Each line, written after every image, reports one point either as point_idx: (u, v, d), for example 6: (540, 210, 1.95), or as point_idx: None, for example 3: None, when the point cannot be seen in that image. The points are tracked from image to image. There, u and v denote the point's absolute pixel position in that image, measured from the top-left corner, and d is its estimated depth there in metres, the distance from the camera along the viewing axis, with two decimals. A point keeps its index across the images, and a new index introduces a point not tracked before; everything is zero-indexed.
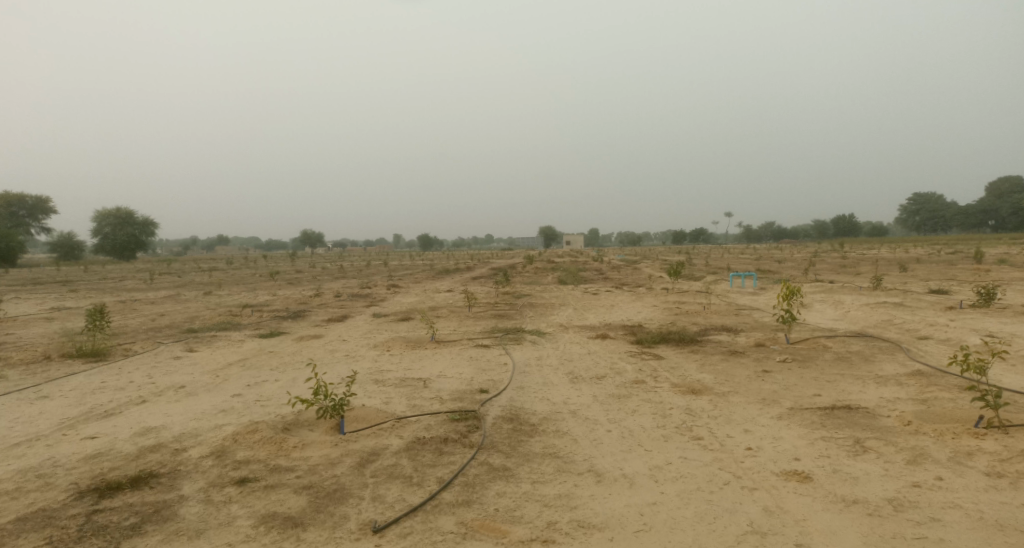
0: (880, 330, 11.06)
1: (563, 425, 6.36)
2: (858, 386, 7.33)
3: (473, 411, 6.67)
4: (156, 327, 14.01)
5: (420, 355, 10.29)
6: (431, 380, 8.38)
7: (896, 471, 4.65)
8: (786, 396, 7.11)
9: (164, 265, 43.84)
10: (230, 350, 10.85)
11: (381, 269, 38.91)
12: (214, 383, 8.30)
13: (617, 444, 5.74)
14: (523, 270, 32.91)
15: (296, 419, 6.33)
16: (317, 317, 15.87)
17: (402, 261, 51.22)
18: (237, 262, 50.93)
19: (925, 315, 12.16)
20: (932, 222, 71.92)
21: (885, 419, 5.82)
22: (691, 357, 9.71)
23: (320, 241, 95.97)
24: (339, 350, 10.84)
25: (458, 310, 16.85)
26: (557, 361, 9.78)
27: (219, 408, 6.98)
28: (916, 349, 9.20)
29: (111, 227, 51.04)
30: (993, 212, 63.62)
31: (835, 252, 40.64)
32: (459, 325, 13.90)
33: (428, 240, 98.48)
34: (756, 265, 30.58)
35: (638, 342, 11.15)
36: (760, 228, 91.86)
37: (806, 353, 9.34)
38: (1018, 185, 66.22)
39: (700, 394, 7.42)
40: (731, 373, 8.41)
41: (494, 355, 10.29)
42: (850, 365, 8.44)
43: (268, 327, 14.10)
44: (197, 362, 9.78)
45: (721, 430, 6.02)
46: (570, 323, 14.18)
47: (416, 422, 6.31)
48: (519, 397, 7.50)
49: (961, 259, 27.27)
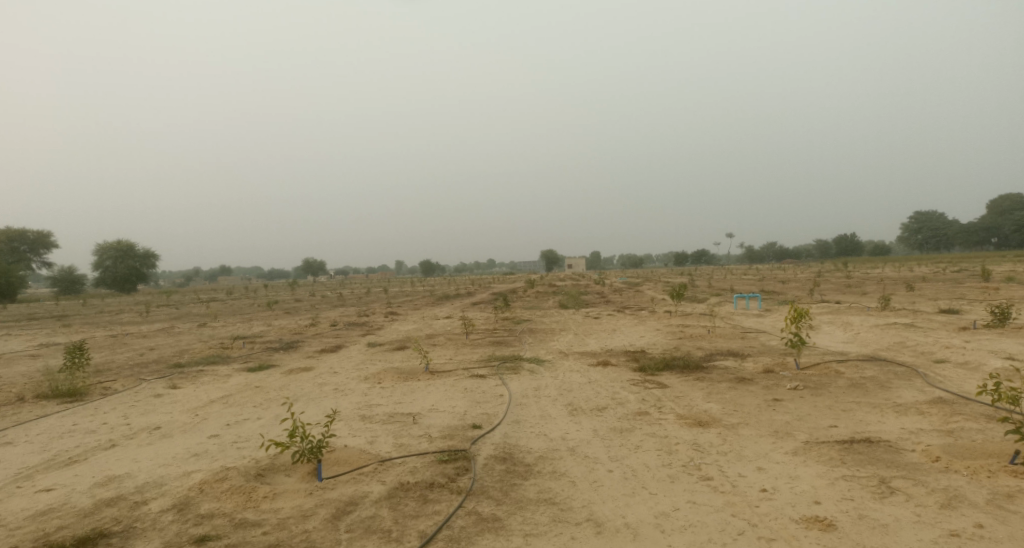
0: (893, 353, 10.56)
1: (560, 465, 5.88)
2: (876, 415, 6.84)
3: (463, 451, 6.19)
4: (143, 362, 13.54)
5: (412, 388, 9.80)
6: (422, 416, 7.90)
7: (930, 517, 4.16)
8: (800, 427, 6.62)
9: (163, 297, 43.56)
10: (214, 386, 10.38)
11: (382, 296, 38.47)
12: (191, 423, 7.84)
13: (619, 487, 5.24)
14: (524, 294, 32.46)
15: (271, 464, 5.90)
16: (309, 348, 15.36)
17: (403, 287, 50.96)
18: (238, 292, 50.73)
19: (938, 336, 11.67)
20: (934, 240, 71.66)
21: (910, 455, 5.32)
22: (696, 385, 9.21)
23: (321, 269, 95.86)
24: (328, 384, 10.36)
25: (455, 338, 16.34)
26: (555, 391, 9.27)
27: (192, 452, 6.54)
28: (934, 373, 8.71)
29: (111, 258, 50.59)
30: (996, 229, 63.34)
31: (839, 272, 40.20)
32: (455, 354, 13.40)
33: (430, 265, 98.07)
34: (760, 287, 30.11)
35: (641, 369, 10.64)
36: (761, 248, 91.54)
37: (818, 380, 8.86)
38: (1019, 204, 66.19)
39: (707, 426, 6.94)
40: (739, 403, 7.91)
41: (489, 386, 9.78)
42: (866, 393, 7.94)
43: (258, 359, 13.60)
44: (178, 400, 9.33)
45: (732, 468, 5.53)
46: (570, 349, 13.67)
47: (401, 465, 5.83)
48: (514, 433, 7.01)
49: (968, 278, 26.83)
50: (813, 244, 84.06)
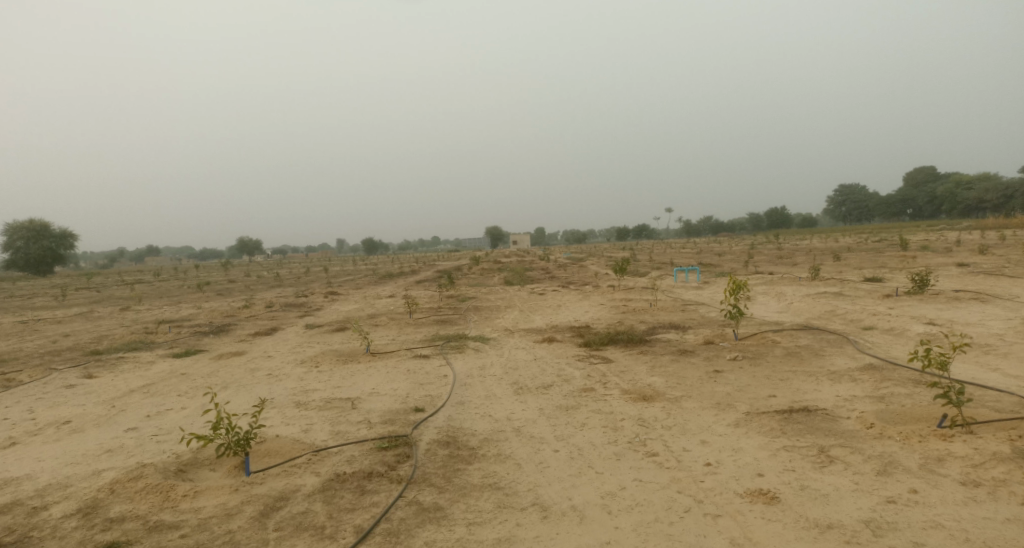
0: (825, 322, 11.01)
1: (506, 447, 5.70)
2: (812, 384, 7.05)
3: (403, 437, 5.89)
4: (54, 351, 12.35)
5: (352, 371, 9.36)
6: (361, 400, 7.52)
7: (867, 484, 4.25)
8: (741, 399, 6.72)
9: (81, 280, 40.34)
10: (135, 374, 9.55)
11: (323, 275, 37.10)
12: (106, 416, 7.13)
13: (565, 468, 5.12)
14: (470, 271, 32.07)
15: (192, 459, 5.39)
16: (243, 332, 14.50)
17: (345, 266, 49.36)
18: (167, 273, 47.76)
19: (864, 304, 12.27)
20: (856, 214, 76.24)
21: (846, 423, 5.46)
22: (640, 358, 9.26)
23: (258, 249, 91.74)
24: (261, 369, 9.77)
25: (398, 317, 15.85)
26: (501, 370, 9.09)
27: (105, 448, 5.92)
28: (863, 341, 9.10)
29: (22, 239, 46.21)
30: (911, 202, 68.00)
31: (771, 243, 42.15)
32: (398, 334, 12.98)
33: (374, 242, 95.63)
34: (699, 259, 31.00)
35: (586, 344, 10.61)
36: (698, 222, 94.62)
37: (756, 350, 9.09)
38: (930, 179, 71.32)
39: (652, 400, 6.95)
40: (682, 375, 7.99)
41: (433, 366, 9.48)
42: (801, 362, 8.18)
43: (185, 344, 12.69)
44: (92, 390, 8.52)
45: (677, 443, 5.52)
46: (516, 326, 13.53)
47: (338, 454, 5.48)
48: (458, 415, 6.78)
49: (888, 247, 28.64)
50: (747, 218, 87.61)
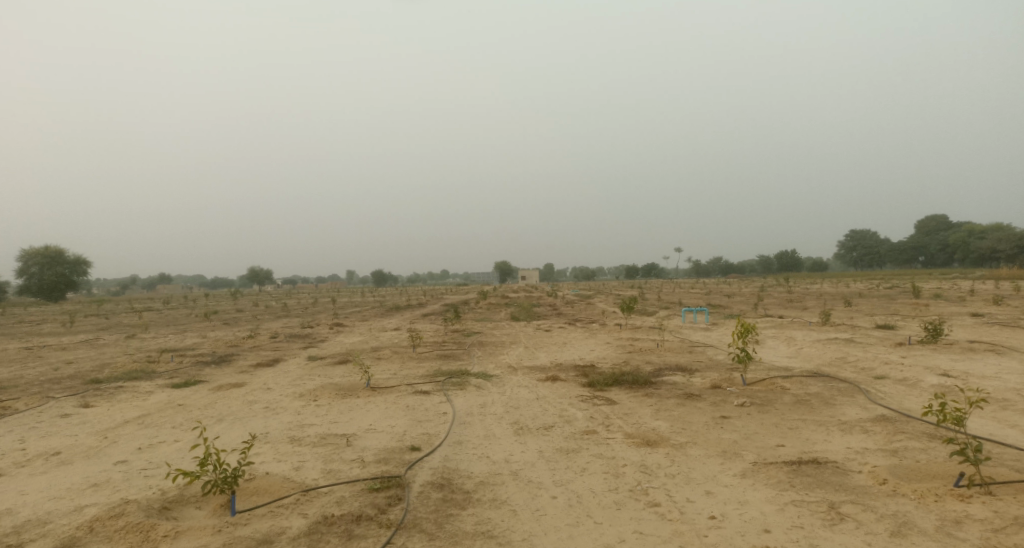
0: (836, 369, 10.74)
1: (502, 492, 5.49)
2: (822, 434, 6.81)
3: (397, 477, 5.71)
4: (55, 378, 12.31)
5: (350, 406, 9.19)
6: (357, 437, 7.35)
7: (881, 546, 4.02)
8: (748, 447, 6.49)
9: (90, 306, 40.58)
10: (132, 404, 9.44)
11: (330, 306, 37.09)
12: (97, 448, 7.00)
13: (562, 516, 4.90)
14: (476, 306, 31.91)
15: (178, 496, 5.23)
16: (245, 362, 14.41)
17: (353, 298, 49.41)
18: (176, 301, 48.00)
19: (876, 352, 12.00)
20: (868, 258, 75.79)
21: (858, 477, 5.22)
22: (644, 401, 9.03)
23: (268, 278, 92.36)
24: (259, 402, 9.62)
25: (401, 351, 15.70)
26: (501, 409, 8.89)
27: (91, 481, 5.77)
28: (875, 390, 8.84)
29: (38, 265, 46.96)
30: (923, 248, 67.55)
31: (781, 287, 41.84)
32: (400, 368, 12.82)
33: (383, 274, 96.15)
34: (708, 300, 30.73)
35: (590, 385, 10.39)
36: (708, 262, 94.39)
37: (764, 396, 8.85)
38: (942, 226, 71.06)
39: (656, 446, 6.73)
40: (687, 420, 7.75)
41: (433, 403, 9.30)
42: (811, 410, 7.94)
43: (186, 374, 12.60)
44: (86, 420, 8.41)
45: (680, 493, 5.30)
46: (520, 364, 13.34)
47: (328, 494, 5.31)
48: (455, 456, 6.58)
49: (901, 294, 28.27)
50: (757, 260, 87.33)
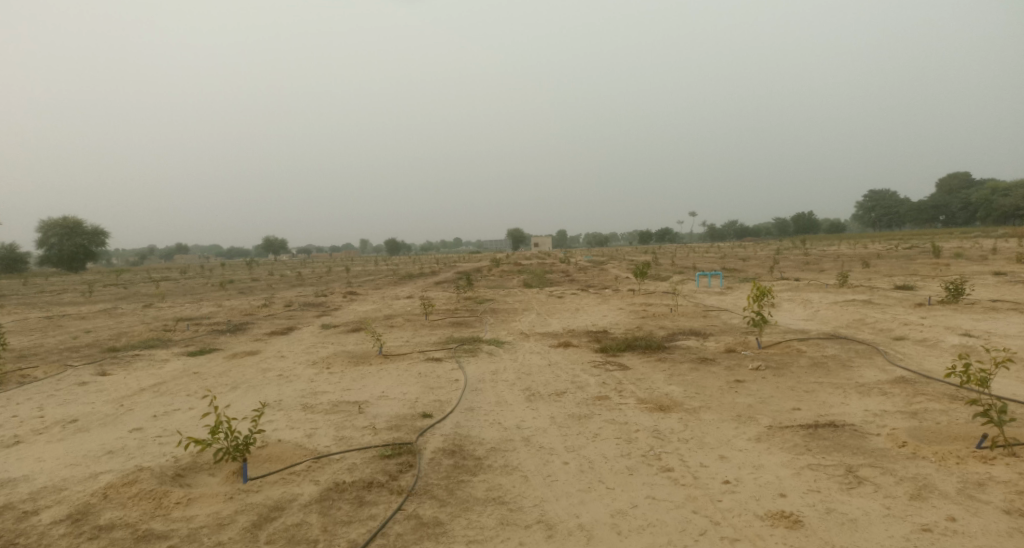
0: (854, 330, 10.53)
1: (512, 458, 5.47)
2: (839, 397, 6.67)
3: (408, 444, 5.70)
4: (74, 347, 12.51)
5: (362, 373, 9.22)
6: (369, 404, 7.36)
7: (900, 510, 3.92)
8: (763, 411, 6.39)
9: (110, 277, 41.23)
10: (148, 372, 9.57)
11: (344, 275, 37.29)
12: (114, 415, 7.09)
13: (573, 482, 4.87)
14: (489, 273, 31.86)
15: (191, 463, 5.27)
16: (259, 331, 14.53)
17: (366, 267, 49.63)
18: (193, 272, 48.61)
19: (896, 313, 11.74)
20: (887, 219, 74.28)
21: (876, 440, 5.09)
22: (657, 366, 8.94)
23: (283, 248, 93.02)
24: (273, 370, 9.69)
25: (414, 319, 15.73)
26: (513, 375, 8.86)
27: (107, 449, 5.84)
28: (894, 352, 8.65)
29: (57, 237, 47.60)
30: (944, 207, 65.91)
31: (797, 249, 41.19)
32: (412, 336, 12.84)
33: (397, 243, 96.33)
34: (723, 264, 30.37)
35: (602, 350, 10.32)
36: (722, 226, 93.18)
37: (780, 359, 8.70)
38: (966, 184, 69.14)
39: (669, 411, 6.65)
40: (701, 385, 7.66)
41: (445, 370, 9.29)
42: (828, 373, 7.79)
43: (201, 343, 12.74)
44: (104, 388, 8.53)
45: (693, 458, 5.23)
46: (532, 330, 13.29)
47: (339, 461, 5.32)
48: (466, 422, 6.56)
49: (921, 254, 27.70)
50: (773, 222, 86.02)
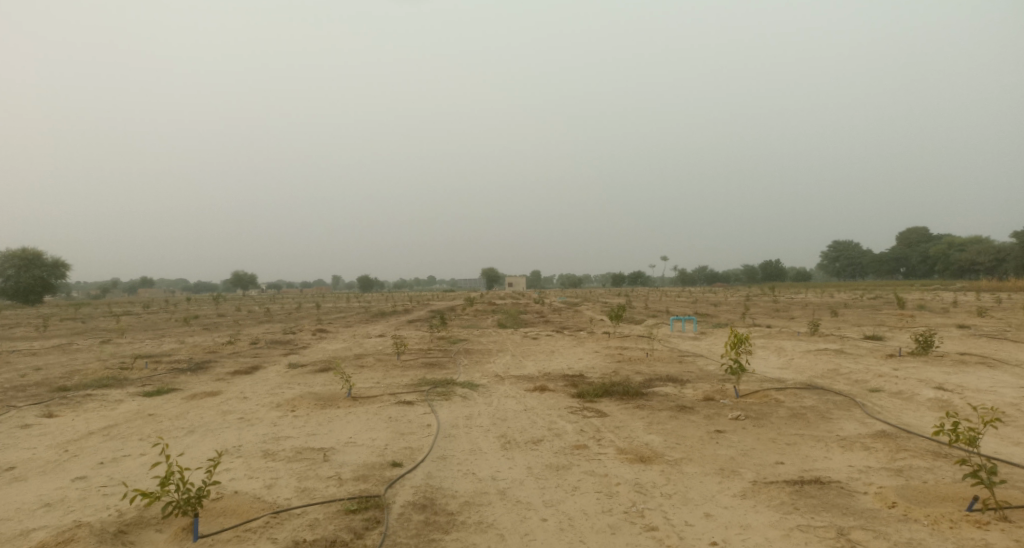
0: (829, 381, 10.55)
1: (488, 513, 5.15)
2: (821, 451, 6.62)
3: (375, 497, 5.33)
4: (19, 385, 11.66)
5: (329, 417, 8.76)
6: (334, 451, 6.94)
7: None
8: (746, 465, 6.24)
9: (66, 310, 39.41)
10: (98, 414, 8.91)
11: (315, 312, 36.39)
12: (55, 462, 6.49)
13: (553, 543, 4.61)
14: (463, 313, 31.41)
15: (137, 518, 4.79)
16: (222, 370, 13.83)
17: (337, 303, 48.67)
18: (156, 305, 46.85)
19: (868, 363, 11.87)
20: (851, 268, 76.71)
21: (865, 500, 5.16)
22: (636, 413, 8.74)
23: (252, 283, 91.03)
24: (234, 412, 9.15)
25: (386, 359, 15.25)
26: (488, 421, 8.53)
27: (43, 500, 5.28)
28: (871, 404, 8.65)
29: (14, 267, 45.48)
30: (904, 259, 68.48)
31: (766, 297, 41.92)
32: (383, 377, 12.39)
33: (370, 280, 95.12)
34: (695, 309, 30.66)
35: (580, 396, 10.07)
36: (694, 271, 94.94)
37: (758, 409, 8.61)
38: (924, 238, 72.24)
39: (650, 462, 6.43)
40: (681, 435, 7.47)
41: (416, 414, 8.91)
42: (807, 424, 7.72)
43: (159, 382, 12.04)
44: (47, 431, 7.87)
45: (678, 517, 5.02)
46: (507, 373, 12.98)
47: (300, 516, 4.92)
48: (438, 472, 6.22)
49: (886, 304, 28.46)
50: (743, 269, 87.95)
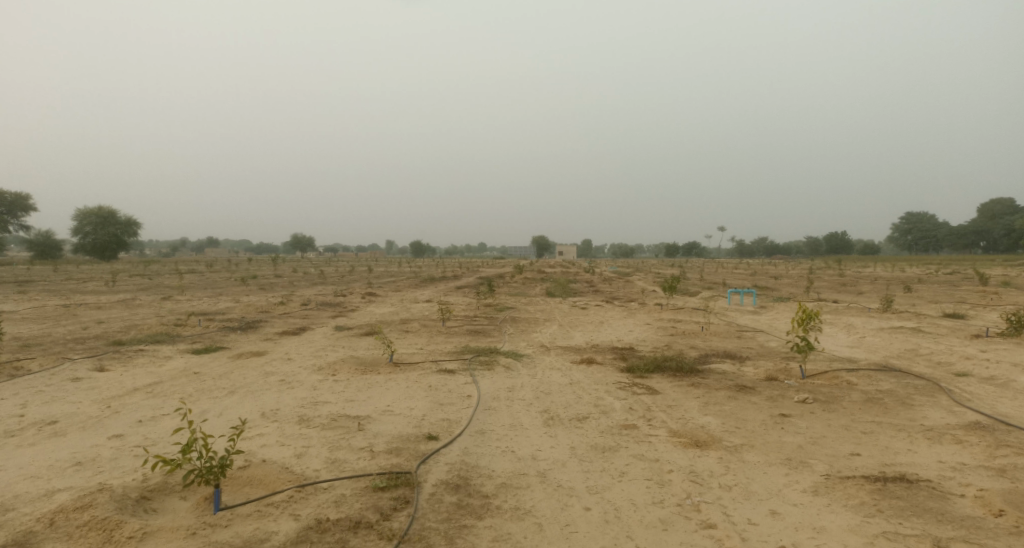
0: (908, 362, 9.52)
1: (525, 497, 4.73)
2: (906, 443, 5.82)
3: (406, 475, 4.99)
4: (80, 338, 12.11)
5: (368, 383, 8.55)
6: (369, 420, 6.67)
7: None
8: (817, 455, 5.54)
9: (139, 268, 41.56)
10: (146, 370, 9.05)
11: (367, 275, 36.92)
12: (95, 419, 6.49)
13: (597, 537, 4.15)
14: (510, 280, 30.97)
15: (160, 485, 4.62)
16: (270, 330, 14.01)
17: (387, 267, 49.28)
18: (220, 265, 48.93)
19: (952, 344, 10.69)
20: (924, 241, 71.50)
21: (964, 505, 4.41)
22: (690, 392, 8.08)
23: (309, 246, 93.87)
24: (275, 374, 9.09)
25: (430, 324, 15.08)
26: (531, 394, 8.09)
27: (76, 458, 5.22)
28: (960, 390, 7.67)
29: (92, 226, 48.38)
30: (986, 233, 63.13)
31: (828, 269, 39.55)
32: (426, 343, 12.15)
33: (421, 246, 96.50)
34: (753, 281, 29.17)
35: (629, 371, 9.46)
36: (751, 242, 90.94)
37: (829, 392, 7.79)
38: (1011, 209, 66.35)
39: (706, 447, 5.83)
40: (741, 418, 6.79)
41: (456, 384, 8.58)
42: (886, 411, 6.87)
43: (208, 340, 12.24)
44: (95, 386, 7.99)
45: (740, 514, 4.44)
46: (552, 343, 12.49)
47: (326, 492, 4.64)
48: (475, 448, 5.84)
49: (964, 280, 26.22)
50: (805, 242, 83.67)
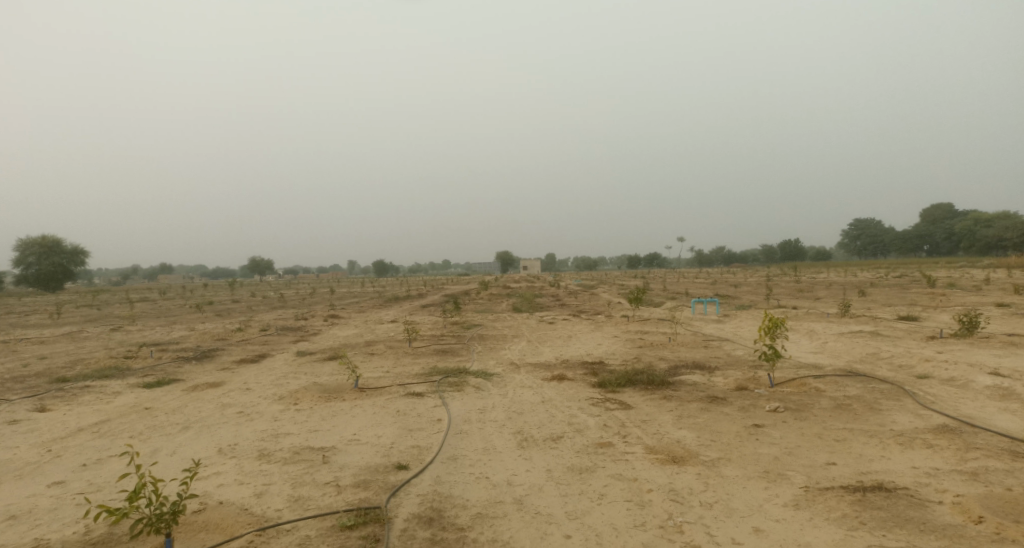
0: (871, 366, 9.72)
1: (503, 528, 4.51)
2: (877, 449, 5.87)
3: (375, 510, 4.70)
4: (19, 376, 11.27)
5: (333, 411, 8.18)
6: (335, 451, 6.33)
7: None
8: (794, 466, 5.52)
9: (86, 297, 39.44)
10: (92, 408, 8.43)
11: (330, 297, 36.01)
12: (33, 465, 5.96)
13: None
14: (477, 297, 30.70)
15: (104, 538, 4.21)
16: (228, 358, 13.37)
17: (351, 288, 48.29)
18: (175, 291, 47.01)
19: (909, 346, 11.02)
20: (872, 246, 74.74)
21: (941, 512, 4.43)
22: (663, 405, 8.02)
23: (268, 269, 91.33)
24: (234, 405, 8.62)
25: (397, 346, 14.70)
26: (503, 415, 7.88)
27: (9, 512, 4.74)
28: (923, 392, 7.85)
29: (34, 255, 45.77)
30: (928, 237, 66.45)
31: (786, 275, 40.76)
32: (394, 366, 11.81)
33: (384, 265, 95.19)
34: (716, 290, 29.73)
35: (601, 386, 9.36)
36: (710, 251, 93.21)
37: (798, 399, 7.85)
38: (949, 214, 70.07)
39: (684, 463, 5.75)
40: (716, 430, 6.74)
41: (425, 408, 8.29)
42: (855, 417, 6.95)
43: (161, 372, 11.56)
44: (33, 428, 7.38)
45: (724, 533, 4.34)
46: (522, 360, 12.32)
47: (290, 535, 4.31)
48: (447, 477, 5.59)
49: (912, 283, 27.35)
50: (761, 250, 86.29)
